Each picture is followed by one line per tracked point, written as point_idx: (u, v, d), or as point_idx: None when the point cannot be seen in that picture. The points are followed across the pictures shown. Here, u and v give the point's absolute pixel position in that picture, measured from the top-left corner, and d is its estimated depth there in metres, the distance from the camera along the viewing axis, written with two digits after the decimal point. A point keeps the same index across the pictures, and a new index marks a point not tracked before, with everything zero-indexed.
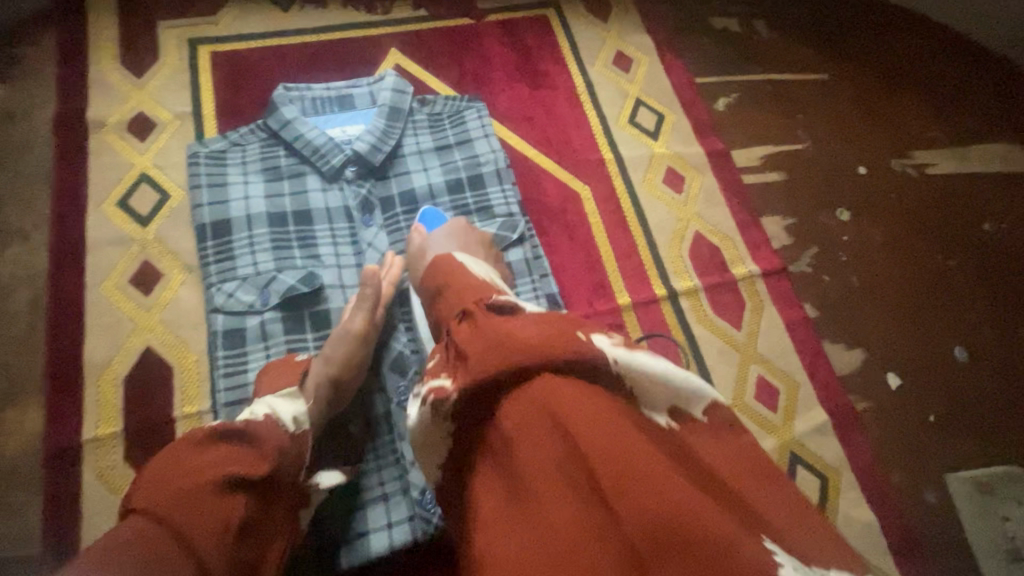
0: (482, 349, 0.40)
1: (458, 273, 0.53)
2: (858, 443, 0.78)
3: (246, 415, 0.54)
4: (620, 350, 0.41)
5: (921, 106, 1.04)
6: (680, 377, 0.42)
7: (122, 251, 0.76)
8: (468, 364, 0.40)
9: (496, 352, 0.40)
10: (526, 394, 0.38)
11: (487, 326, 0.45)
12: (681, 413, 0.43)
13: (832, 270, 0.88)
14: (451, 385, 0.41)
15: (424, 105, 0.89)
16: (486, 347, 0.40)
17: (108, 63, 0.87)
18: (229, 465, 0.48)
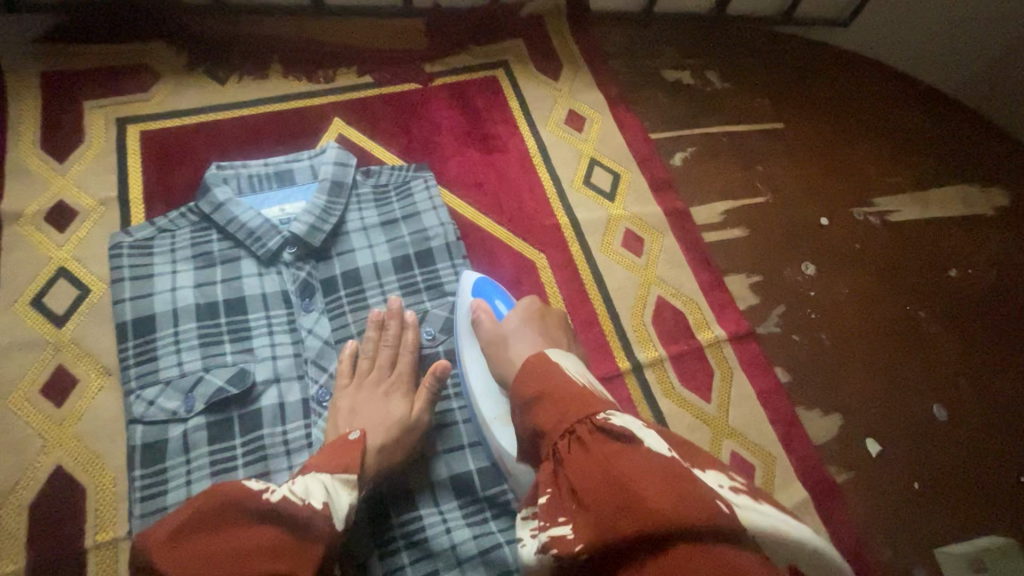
0: (598, 488, 0.39)
1: (556, 375, 0.49)
2: (843, 520, 0.73)
3: (307, 494, 0.53)
4: (747, 505, 0.38)
5: (878, 151, 1.04)
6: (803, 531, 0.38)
7: (34, 357, 0.69)
8: (586, 506, 0.39)
9: (607, 483, 0.39)
10: (614, 488, 0.39)
11: (580, 432, 0.43)
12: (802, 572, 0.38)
13: (802, 330, 0.85)
14: (568, 530, 0.40)
15: (369, 177, 0.85)
16: (596, 480, 0.40)
17: (29, 147, 0.82)
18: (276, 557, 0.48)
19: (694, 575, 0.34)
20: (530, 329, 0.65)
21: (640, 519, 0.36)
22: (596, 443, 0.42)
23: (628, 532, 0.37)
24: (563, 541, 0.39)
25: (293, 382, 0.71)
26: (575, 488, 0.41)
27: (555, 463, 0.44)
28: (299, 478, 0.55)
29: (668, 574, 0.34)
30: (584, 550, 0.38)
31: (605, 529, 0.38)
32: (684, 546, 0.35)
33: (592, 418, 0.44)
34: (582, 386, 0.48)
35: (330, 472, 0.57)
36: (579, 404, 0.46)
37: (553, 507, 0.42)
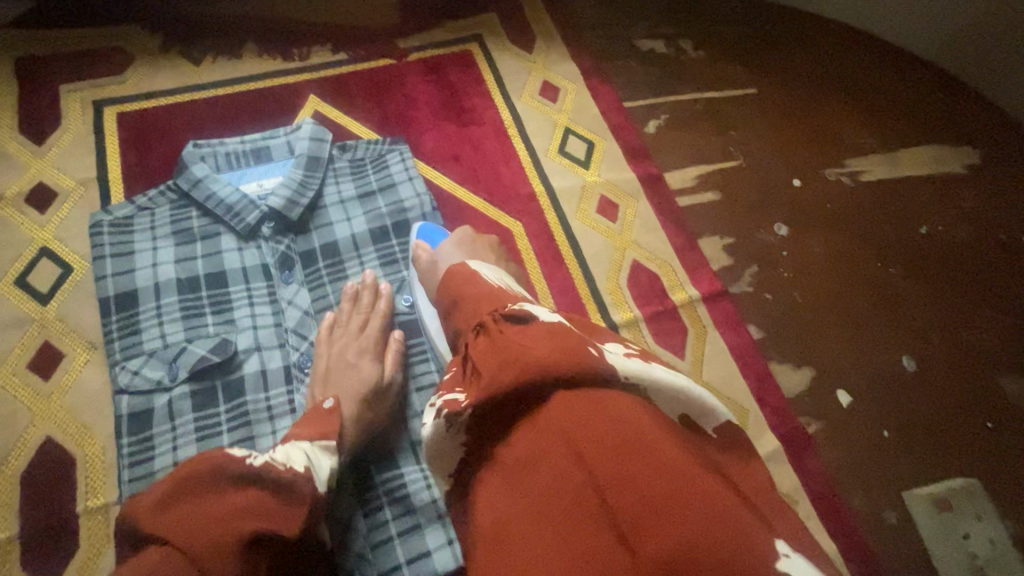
0: (488, 358, 0.42)
1: (475, 283, 0.52)
2: (813, 467, 0.76)
3: (287, 460, 0.52)
4: (634, 362, 0.42)
5: (851, 113, 1.05)
6: (683, 383, 0.42)
7: (19, 334, 0.71)
8: (479, 376, 0.42)
9: (501, 355, 0.42)
10: (506, 358, 0.41)
11: (487, 323, 0.46)
12: (692, 420, 0.42)
13: (775, 288, 0.87)
14: (463, 395, 0.43)
15: (345, 151, 0.86)
16: (495, 359, 0.42)
17: (6, 131, 0.83)
18: (261, 516, 0.47)
19: (569, 414, 0.38)
20: (460, 250, 0.67)
21: (521, 370, 0.40)
22: (497, 321, 0.46)
23: (512, 387, 0.40)
24: (455, 405, 0.43)
25: (274, 350, 0.72)
26: (475, 366, 0.43)
27: (462, 353, 0.46)
28: (279, 446, 0.55)
29: (550, 418, 0.39)
30: (472, 413, 0.42)
31: (493, 388, 0.41)
32: (558, 390, 0.39)
33: (500, 309, 0.47)
34: (495, 286, 0.51)
35: (309, 439, 0.57)
36: (491, 300, 0.49)
37: (455, 379, 0.45)
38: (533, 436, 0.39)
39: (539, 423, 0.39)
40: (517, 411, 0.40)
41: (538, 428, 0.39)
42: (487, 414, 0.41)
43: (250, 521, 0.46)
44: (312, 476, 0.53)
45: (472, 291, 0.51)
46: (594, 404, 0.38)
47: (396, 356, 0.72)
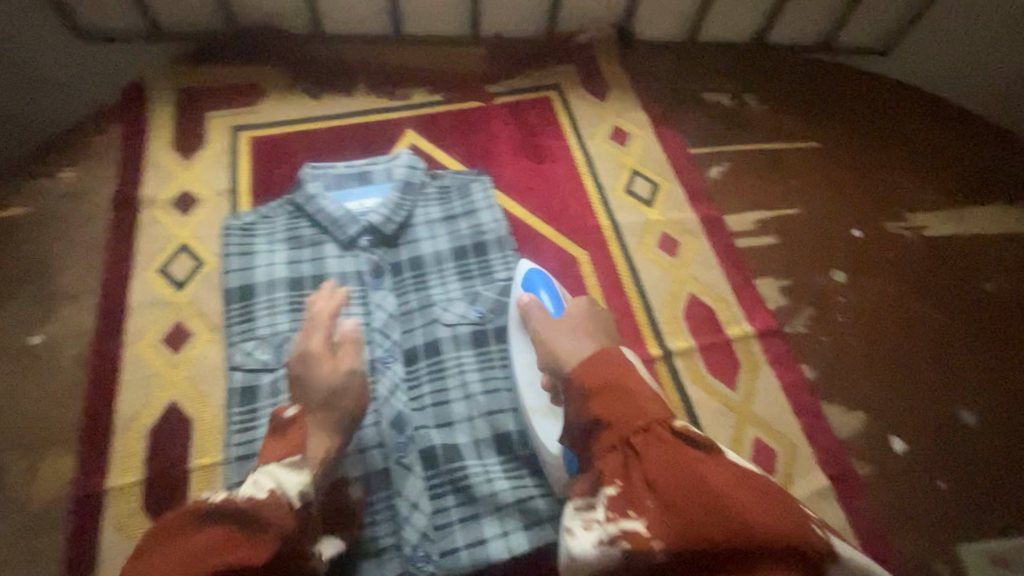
0: (680, 494, 0.48)
1: (634, 377, 0.57)
2: (863, 509, 0.76)
3: (255, 490, 0.56)
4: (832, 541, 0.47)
5: (914, 169, 1.08)
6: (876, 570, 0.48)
7: (158, 312, 0.84)
8: (668, 509, 0.47)
9: (696, 495, 0.47)
10: (698, 496, 0.47)
11: (657, 431, 0.52)
12: None
13: (830, 331, 0.90)
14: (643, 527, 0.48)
15: (434, 179, 0.98)
16: (691, 498, 0.47)
17: (163, 148, 1.00)
18: (225, 551, 0.50)
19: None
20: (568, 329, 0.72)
21: (729, 530, 0.45)
22: (673, 441, 0.51)
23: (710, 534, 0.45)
24: (636, 536, 0.48)
25: (362, 345, 0.82)
26: (656, 491, 0.49)
27: (628, 465, 0.52)
28: (251, 476, 0.59)
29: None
30: (661, 550, 0.46)
31: (687, 532, 0.46)
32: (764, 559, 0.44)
33: (671, 424, 0.53)
34: (654, 390, 0.56)
35: (276, 459, 0.60)
36: (660, 406, 0.54)
37: (622, 501, 0.50)
38: None
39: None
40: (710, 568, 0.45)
41: None
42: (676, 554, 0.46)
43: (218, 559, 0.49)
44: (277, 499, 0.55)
45: (636, 385, 0.55)
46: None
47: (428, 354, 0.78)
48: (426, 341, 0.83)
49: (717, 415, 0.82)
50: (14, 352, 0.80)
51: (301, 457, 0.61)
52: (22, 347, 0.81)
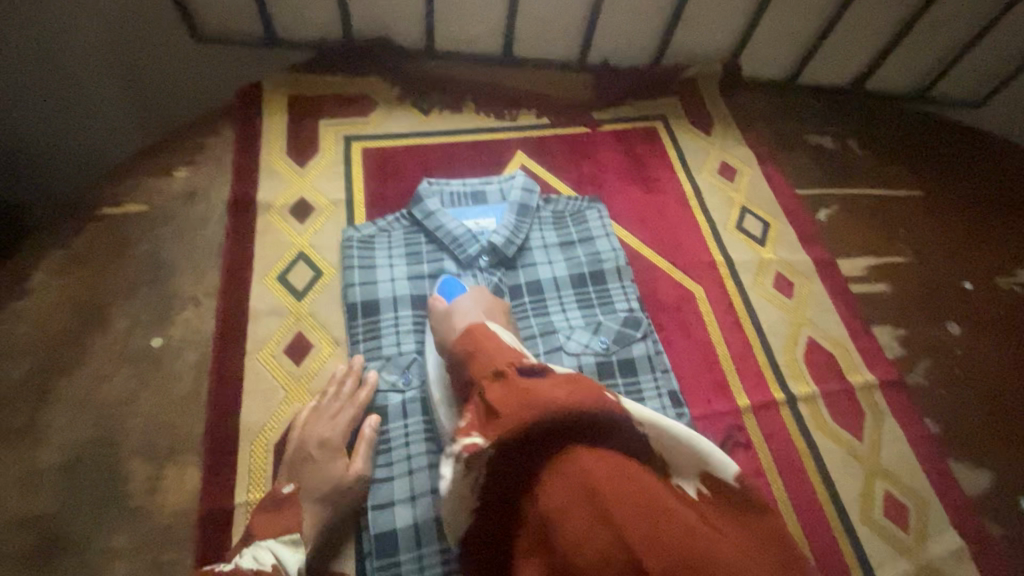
0: (510, 404, 0.46)
1: (493, 338, 0.59)
2: (1001, 574, 0.74)
3: (254, 563, 0.58)
4: (648, 417, 0.49)
5: (1018, 223, 1.07)
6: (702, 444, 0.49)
7: (279, 321, 0.82)
8: (498, 420, 0.46)
9: (518, 396, 0.46)
10: (528, 400, 0.46)
11: (506, 370, 0.52)
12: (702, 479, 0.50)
13: (950, 385, 0.88)
14: (480, 438, 0.45)
15: (548, 203, 0.97)
16: (517, 403, 0.46)
17: (276, 152, 0.99)
18: None
19: (598, 477, 0.42)
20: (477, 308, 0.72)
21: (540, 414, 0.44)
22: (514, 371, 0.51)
23: (538, 426, 0.44)
24: (473, 446, 0.45)
25: None
26: (492, 409, 0.47)
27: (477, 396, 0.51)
28: (248, 548, 0.61)
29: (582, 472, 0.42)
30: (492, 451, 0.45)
31: (512, 427, 0.44)
32: (580, 449, 0.44)
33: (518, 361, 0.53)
34: (511, 345, 0.58)
35: (275, 535, 0.63)
36: (507, 355, 0.55)
37: (471, 424, 0.48)
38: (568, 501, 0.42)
39: (570, 480, 0.42)
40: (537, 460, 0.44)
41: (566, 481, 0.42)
42: (509, 454, 0.45)
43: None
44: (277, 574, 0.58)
45: (486, 345, 0.57)
46: (620, 467, 0.43)
47: (367, 443, 0.71)
48: (552, 369, 0.81)
49: (844, 464, 0.80)
50: (133, 353, 0.77)
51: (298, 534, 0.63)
52: (142, 349, 0.78)
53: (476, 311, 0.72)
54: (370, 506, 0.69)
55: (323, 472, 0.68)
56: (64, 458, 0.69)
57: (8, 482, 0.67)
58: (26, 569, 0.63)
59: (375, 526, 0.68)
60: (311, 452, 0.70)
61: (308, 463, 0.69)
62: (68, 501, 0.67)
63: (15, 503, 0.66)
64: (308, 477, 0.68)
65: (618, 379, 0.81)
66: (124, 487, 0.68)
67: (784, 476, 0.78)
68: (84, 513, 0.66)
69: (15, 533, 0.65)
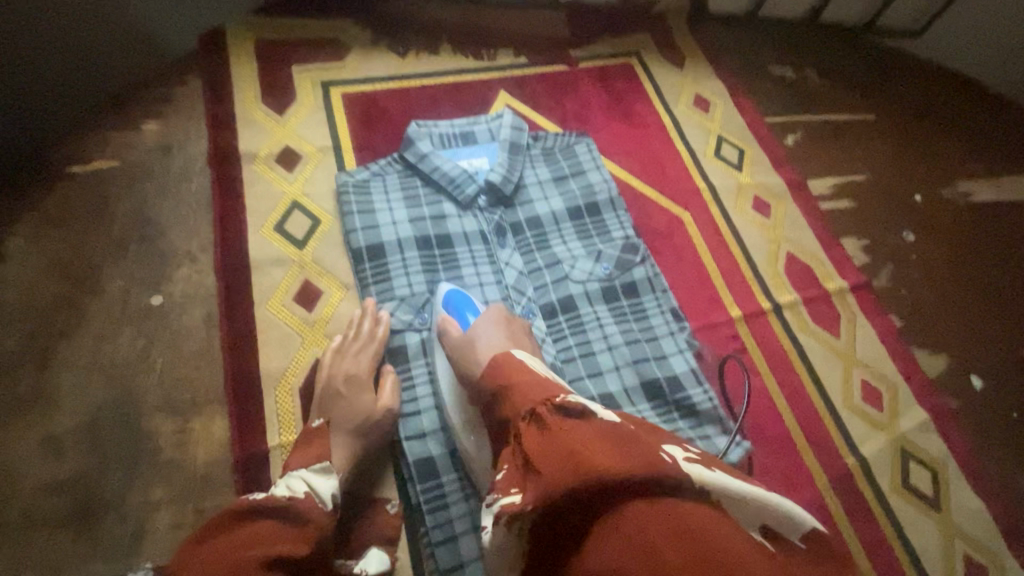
0: (551, 456, 0.43)
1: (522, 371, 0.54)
2: (958, 439, 0.85)
3: (288, 491, 0.58)
4: (706, 470, 0.43)
5: (958, 141, 1.18)
6: (769, 494, 0.42)
7: (284, 271, 0.81)
8: (537, 474, 0.43)
9: (561, 450, 0.43)
10: (570, 461, 0.42)
11: (540, 412, 0.48)
12: (777, 535, 0.43)
13: (908, 286, 0.98)
14: (519, 497, 0.44)
15: (538, 140, 0.97)
16: (556, 458, 0.43)
17: (252, 101, 0.94)
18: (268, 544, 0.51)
19: (649, 533, 0.38)
20: (498, 330, 0.67)
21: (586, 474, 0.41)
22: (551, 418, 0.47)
23: (580, 488, 0.41)
24: (512, 505, 0.44)
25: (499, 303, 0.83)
26: (530, 459, 0.45)
27: (513, 446, 0.48)
28: (281, 479, 0.61)
29: (638, 531, 0.39)
30: (532, 508, 0.43)
31: (553, 483, 0.42)
32: (631, 503, 0.40)
33: (552, 400, 0.48)
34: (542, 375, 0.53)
35: (305, 465, 0.62)
36: (539, 390, 0.51)
37: (508, 476, 0.46)
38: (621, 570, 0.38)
39: (618, 537, 0.39)
40: (585, 519, 0.41)
41: (618, 546, 0.39)
42: (554, 512, 0.42)
43: (269, 547, 0.51)
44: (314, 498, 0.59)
45: (520, 381, 0.52)
46: (672, 514, 0.39)
47: (393, 384, 0.72)
48: (560, 297, 0.84)
49: (826, 360, 0.89)
50: (135, 314, 0.76)
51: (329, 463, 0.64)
52: (143, 308, 0.77)
53: (500, 339, 0.66)
54: (402, 439, 0.71)
55: (353, 407, 0.69)
56: (85, 419, 0.70)
57: (30, 446, 0.68)
58: (67, 525, 0.65)
59: (410, 455, 0.70)
60: (339, 389, 0.71)
61: (340, 400, 0.70)
62: (101, 459, 0.68)
63: (44, 466, 0.67)
64: (340, 411, 0.69)
65: (624, 301, 0.85)
66: (152, 442, 0.70)
67: (775, 374, 0.86)
68: (116, 470, 0.68)
69: (48, 493, 0.66)
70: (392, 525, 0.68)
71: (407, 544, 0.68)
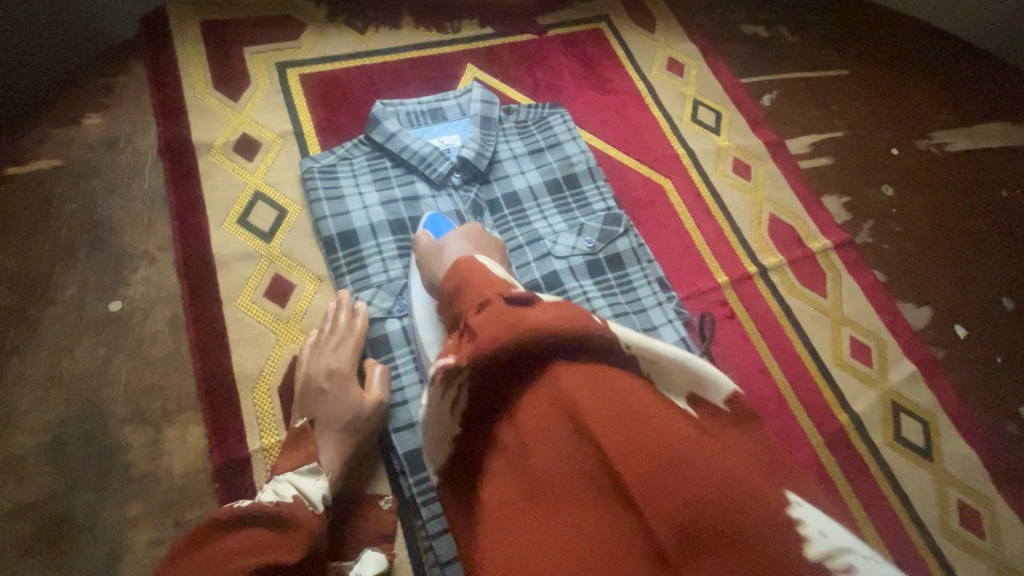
0: (488, 326, 0.44)
1: (477, 268, 0.50)
2: (945, 387, 0.86)
3: (275, 496, 0.55)
4: (638, 337, 0.45)
5: (930, 91, 1.17)
6: (695, 360, 0.45)
7: (252, 266, 0.77)
8: (475, 339, 0.44)
9: (500, 325, 0.43)
10: (513, 331, 0.43)
11: (491, 300, 0.46)
12: (695, 398, 0.46)
13: (890, 239, 0.98)
14: (454, 358, 0.45)
15: (510, 113, 0.93)
16: (494, 330, 0.43)
17: (202, 87, 0.88)
18: (256, 552, 0.49)
19: (571, 389, 0.41)
20: (464, 242, 0.66)
21: (521, 335, 0.42)
22: (499, 301, 0.45)
23: (512, 350, 0.42)
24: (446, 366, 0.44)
25: None
26: (472, 335, 0.44)
27: (461, 330, 0.47)
28: (268, 483, 0.58)
29: (563, 387, 0.41)
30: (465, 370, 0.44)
31: (491, 348, 0.43)
32: (558, 363, 0.42)
33: (505, 290, 0.46)
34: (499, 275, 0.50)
35: (292, 467, 0.59)
36: (491, 283, 0.48)
37: (450, 348, 0.46)
38: (547, 418, 0.41)
39: (545, 400, 0.42)
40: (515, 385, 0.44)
41: (547, 399, 0.42)
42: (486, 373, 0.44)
43: (257, 557, 0.49)
44: (304, 503, 0.56)
45: (471, 275, 0.49)
46: (598, 375, 0.42)
47: (379, 376, 0.69)
48: (545, 275, 0.82)
49: (814, 319, 0.88)
50: (94, 321, 0.71)
51: (316, 464, 0.60)
52: (102, 314, 0.72)
53: (462, 243, 0.66)
54: (393, 431, 0.69)
55: (336, 402, 0.66)
56: (47, 438, 0.65)
57: None
58: (38, 551, 0.61)
59: (402, 449, 0.68)
60: (320, 384, 0.67)
61: (322, 398, 0.66)
62: (70, 478, 0.64)
63: (5, 491, 0.63)
64: (324, 408, 0.66)
65: (610, 275, 0.83)
66: (123, 456, 0.65)
67: (766, 337, 0.86)
68: (86, 489, 0.64)
69: (12, 520, 0.62)
70: (388, 521, 0.65)
71: (404, 542, 0.65)
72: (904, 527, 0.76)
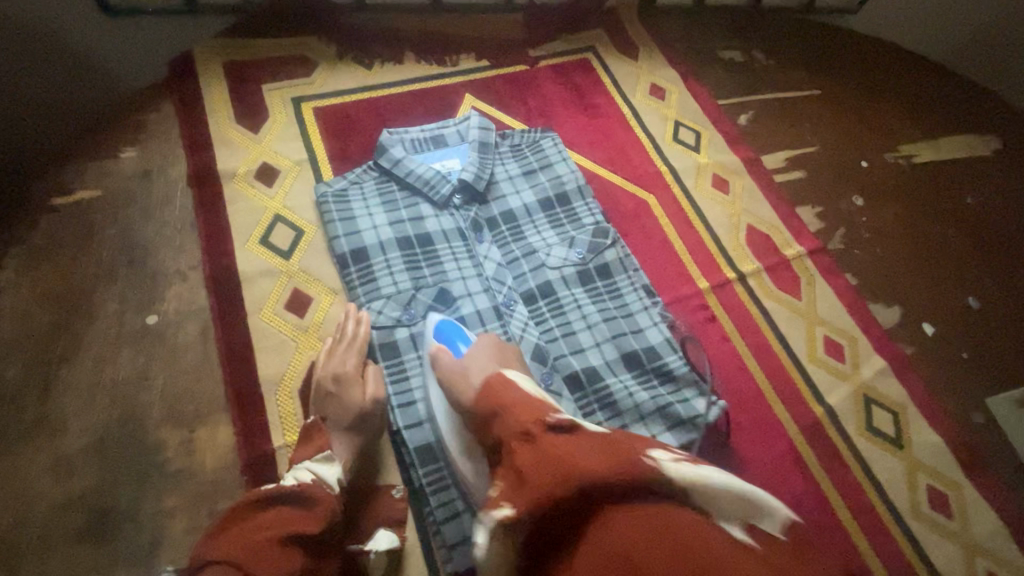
0: (543, 470, 0.49)
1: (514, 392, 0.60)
2: (915, 381, 0.93)
3: (296, 480, 0.63)
4: (685, 467, 0.50)
5: (898, 107, 1.25)
6: (745, 488, 0.50)
7: (272, 282, 0.85)
8: (529, 481, 0.49)
9: (552, 464, 0.49)
10: (555, 464, 0.49)
11: (533, 431, 0.54)
12: (754, 527, 0.50)
13: (860, 245, 1.06)
14: (511, 509, 0.49)
15: (505, 138, 1.02)
16: (550, 469, 0.49)
17: (225, 122, 0.97)
18: (283, 526, 0.57)
19: (627, 533, 0.43)
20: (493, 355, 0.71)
21: (569, 476, 0.47)
22: (542, 437, 0.53)
23: (568, 492, 0.47)
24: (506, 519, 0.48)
25: (481, 295, 0.88)
26: (523, 473, 0.50)
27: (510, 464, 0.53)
28: (289, 472, 0.65)
29: (618, 529, 0.44)
30: (527, 517, 0.48)
31: (541, 495, 0.47)
32: (613, 511, 0.45)
33: (543, 419, 0.55)
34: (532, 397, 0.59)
35: (310, 456, 0.67)
36: (531, 412, 0.56)
37: (501, 492, 0.51)
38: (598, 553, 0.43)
39: (604, 534, 0.44)
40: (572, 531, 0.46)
41: (602, 538, 0.44)
42: (547, 520, 0.47)
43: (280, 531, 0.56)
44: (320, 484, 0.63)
45: (508, 401, 0.59)
46: (657, 526, 0.44)
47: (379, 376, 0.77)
48: (539, 284, 0.89)
49: (789, 320, 0.95)
50: (133, 333, 0.79)
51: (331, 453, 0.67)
52: (139, 328, 0.80)
53: (490, 360, 0.70)
54: (401, 427, 0.76)
55: (352, 402, 0.73)
56: (92, 438, 0.73)
57: (41, 468, 0.70)
58: (86, 539, 0.68)
59: (409, 442, 0.75)
60: (336, 387, 0.74)
61: (335, 398, 0.74)
62: (114, 474, 0.71)
63: (57, 485, 0.70)
64: (340, 408, 0.73)
65: (599, 281, 0.90)
66: (161, 453, 0.73)
67: (744, 336, 0.93)
68: (129, 483, 0.71)
69: (63, 511, 0.69)
70: (400, 507, 0.72)
71: (414, 525, 0.73)
72: (875, 509, 0.82)
